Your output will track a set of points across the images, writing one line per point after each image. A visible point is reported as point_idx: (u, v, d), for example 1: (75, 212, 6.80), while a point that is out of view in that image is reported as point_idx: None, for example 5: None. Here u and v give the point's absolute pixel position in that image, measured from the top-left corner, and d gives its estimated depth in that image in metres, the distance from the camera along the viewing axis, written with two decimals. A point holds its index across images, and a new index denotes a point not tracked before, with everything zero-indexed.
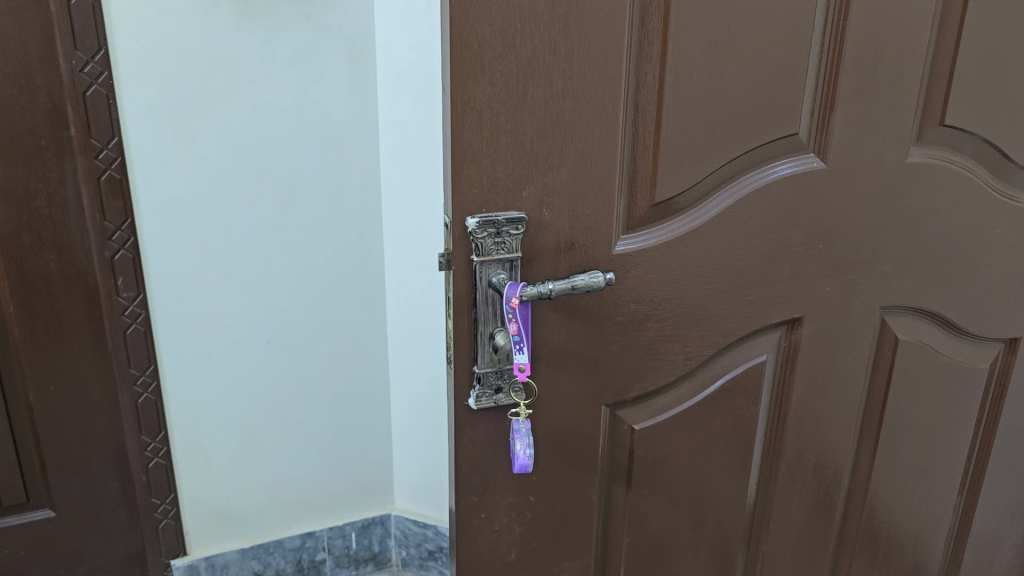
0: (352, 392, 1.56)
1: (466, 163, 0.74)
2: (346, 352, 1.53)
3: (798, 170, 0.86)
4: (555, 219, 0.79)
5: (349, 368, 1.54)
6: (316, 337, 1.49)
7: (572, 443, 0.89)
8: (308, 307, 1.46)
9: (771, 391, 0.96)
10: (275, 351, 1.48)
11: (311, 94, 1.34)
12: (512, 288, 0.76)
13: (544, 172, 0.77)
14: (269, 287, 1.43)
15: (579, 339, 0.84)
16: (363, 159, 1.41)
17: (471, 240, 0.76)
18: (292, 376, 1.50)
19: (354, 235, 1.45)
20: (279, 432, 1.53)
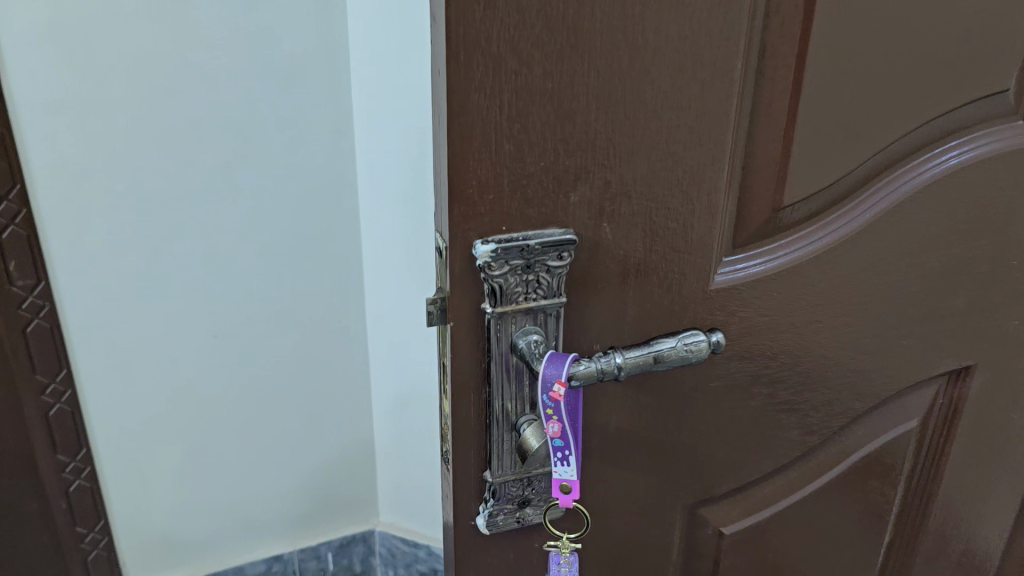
0: (328, 395, 1.24)
1: (476, 152, 0.42)
2: (317, 348, 1.19)
3: (995, 147, 0.54)
4: (622, 239, 0.47)
5: (323, 366, 1.21)
6: (281, 329, 1.16)
7: (632, 560, 0.59)
8: (268, 294, 1.12)
9: (916, 466, 0.66)
10: (227, 349, 1.14)
11: (262, 12, 0.96)
12: (554, 364, 0.44)
13: (607, 162, 0.45)
14: (216, 269, 1.08)
15: (652, 419, 0.53)
16: (336, 99, 1.04)
17: (483, 280, 0.45)
18: (249, 377, 1.18)
19: (326, 201, 1.09)
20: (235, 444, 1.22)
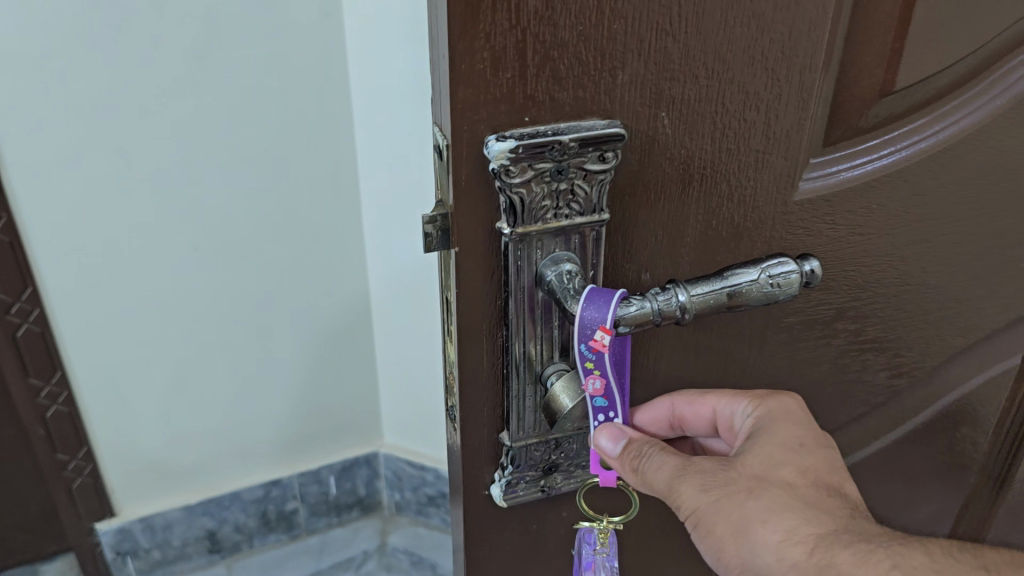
0: (327, 314, 1.05)
1: (490, 7, 0.30)
2: (317, 267, 0.99)
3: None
4: (686, 132, 0.35)
5: (325, 287, 1.02)
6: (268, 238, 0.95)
7: (677, 528, 0.49)
8: (250, 196, 0.91)
9: (1013, 411, 0.55)
10: (210, 267, 0.95)
11: None
12: (592, 307, 0.33)
13: (671, 24, 0.32)
14: (187, 164, 0.87)
15: (705, 362, 0.43)
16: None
17: (499, 191, 0.33)
18: (242, 299, 0.99)
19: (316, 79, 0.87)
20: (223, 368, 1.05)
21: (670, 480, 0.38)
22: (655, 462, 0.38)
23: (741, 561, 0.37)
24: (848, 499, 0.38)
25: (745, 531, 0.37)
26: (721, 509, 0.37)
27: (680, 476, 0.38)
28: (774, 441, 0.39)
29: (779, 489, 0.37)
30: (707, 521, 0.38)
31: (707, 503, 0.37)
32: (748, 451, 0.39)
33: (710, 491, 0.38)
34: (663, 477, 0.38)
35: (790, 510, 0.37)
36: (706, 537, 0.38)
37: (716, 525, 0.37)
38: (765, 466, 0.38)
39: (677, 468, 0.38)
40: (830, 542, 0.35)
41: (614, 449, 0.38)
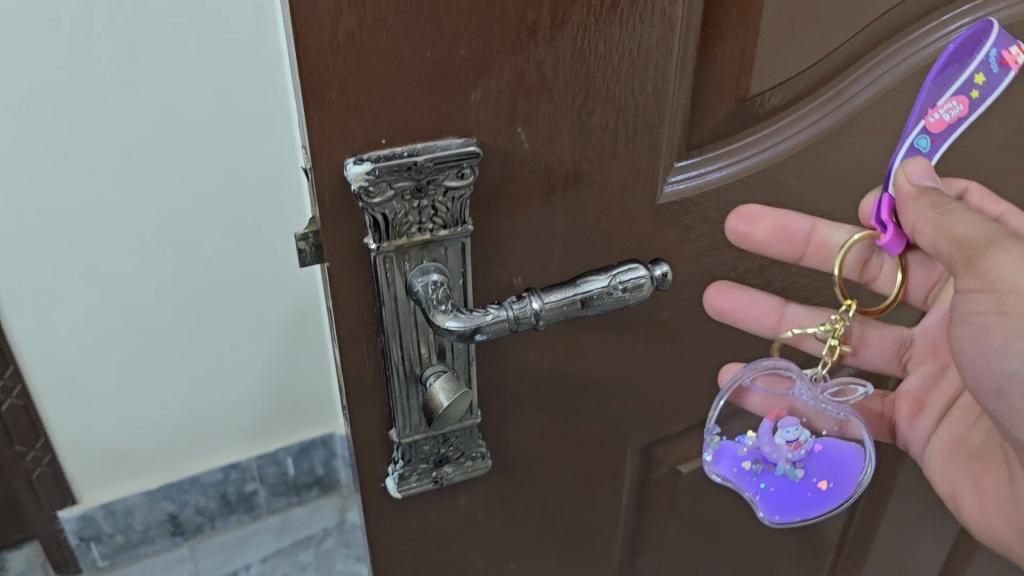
0: (273, 300, 1.06)
1: (334, 45, 0.31)
2: (257, 255, 1.01)
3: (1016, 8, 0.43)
4: (546, 146, 0.37)
5: (267, 274, 1.03)
6: (208, 227, 0.95)
7: (579, 506, 0.52)
8: (189, 190, 0.91)
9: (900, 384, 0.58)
10: (151, 258, 0.95)
11: None
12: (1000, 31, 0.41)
13: (518, 48, 0.34)
14: (120, 160, 0.87)
15: (591, 360, 0.45)
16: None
17: (363, 210, 0.35)
18: (187, 289, 1.00)
19: (248, 73, 0.86)
20: (174, 358, 1.06)
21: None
22: (963, 217, 0.42)
23: None
24: None
25: None
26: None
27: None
28: None
29: None
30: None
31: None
32: None
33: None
34: (975, 228, 0.42)
35: None
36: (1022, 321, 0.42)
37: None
38: None
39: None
40: None
41: (916, 182, 0.43)
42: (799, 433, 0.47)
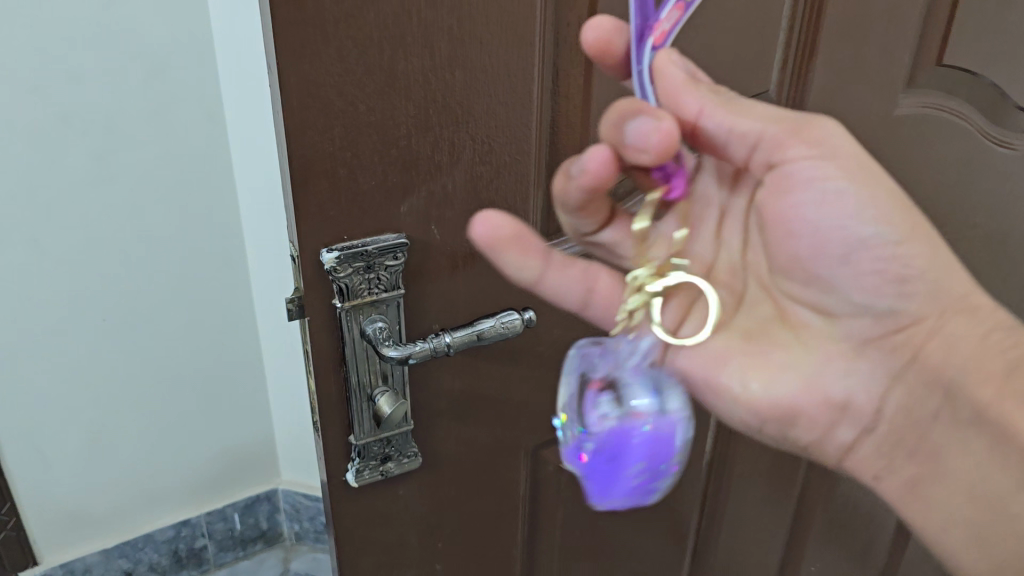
0: (225, 376, 1.17)
1: (315, 179, 0.50)
2: (214, 335, 1.12)
3: None
4: (450, 236, 0.56)
5: (222, 351, 1.14)
6: (166, 317, 1.07)
7: (488, 495, 0.70)
8: (151, 288, 1.03)
9: None
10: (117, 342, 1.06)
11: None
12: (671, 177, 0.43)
13: (430, 176, 0.53)
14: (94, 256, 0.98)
15: (490, 381, 0.63)
16: (205, 75, 0.92)
17: (332, 281, 0.53)
18: (149, 369, 1.10)
19: (205, 189, 0.99)
20: (130, 435, 1.15)
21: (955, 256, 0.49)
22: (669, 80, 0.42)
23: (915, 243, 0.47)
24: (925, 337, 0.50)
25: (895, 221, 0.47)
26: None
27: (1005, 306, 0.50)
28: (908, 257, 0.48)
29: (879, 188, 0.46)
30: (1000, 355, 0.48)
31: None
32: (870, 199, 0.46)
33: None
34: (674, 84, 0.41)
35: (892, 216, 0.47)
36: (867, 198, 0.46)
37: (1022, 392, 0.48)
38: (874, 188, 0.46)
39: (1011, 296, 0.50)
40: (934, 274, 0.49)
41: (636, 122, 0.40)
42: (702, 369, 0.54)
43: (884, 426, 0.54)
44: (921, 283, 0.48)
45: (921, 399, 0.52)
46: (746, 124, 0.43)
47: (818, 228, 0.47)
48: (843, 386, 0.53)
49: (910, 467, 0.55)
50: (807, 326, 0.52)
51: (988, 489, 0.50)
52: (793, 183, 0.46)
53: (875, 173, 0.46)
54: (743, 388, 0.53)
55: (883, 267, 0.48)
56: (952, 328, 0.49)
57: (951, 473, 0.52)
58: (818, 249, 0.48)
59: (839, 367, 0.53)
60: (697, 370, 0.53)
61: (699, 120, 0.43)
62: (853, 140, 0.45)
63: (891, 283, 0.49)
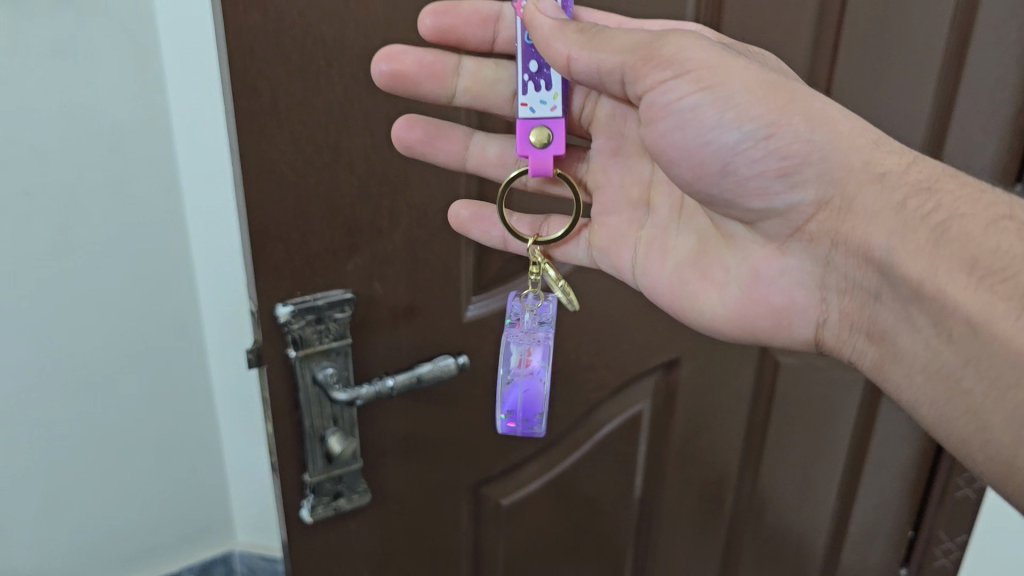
0: (186, 441, 1.13)
1: (270, 243, 0.57)
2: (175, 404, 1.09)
3: None
4: (392, 292, 0.63)
5: (183, 418, 1.11)
6: (124, 388, 1.04)
7: (433, 530, 0.76)
8: (107, 360, 1.01)
9: (650, 435, 0.86)
10: (78, 408, 1.02)
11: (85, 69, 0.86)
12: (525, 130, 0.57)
13: (372, 239, 0.61)
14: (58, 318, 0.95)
15: (431, 422, 0.70)
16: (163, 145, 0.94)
17: (286, 333, 0.60)
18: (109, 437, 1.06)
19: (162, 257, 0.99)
20: (87, 520, 1.10)
21: (841, 138, 0.54)
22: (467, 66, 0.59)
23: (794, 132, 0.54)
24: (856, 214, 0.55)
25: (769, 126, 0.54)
26: (991, 257, 0.49)
27: (916, 173, 0.54)
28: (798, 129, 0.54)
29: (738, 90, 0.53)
30: (922, 221, 0.52)
31: (952, 202, 0.52)
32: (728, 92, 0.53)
33: (971, 211, 0.51)
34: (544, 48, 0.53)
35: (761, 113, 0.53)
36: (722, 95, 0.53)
37: (951, 255, 0.50)
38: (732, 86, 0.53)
39: (918, 158, 0.55)
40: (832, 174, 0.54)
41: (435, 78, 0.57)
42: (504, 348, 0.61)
43: (832, 318, 0.60)
44: (810, 170, 0.55)
45: (857, 283, 0.57)
46: (610, 59, 0.53)
47: (692, 145, 0.55)
48: (786, 291, 0.61)
49: (868, 347, 0.58)
50: (734, 236, 0.63)
51: (939, 365, 0.52)
52: (660, 112, 0.55)
53: (731, 78, 0.53)
54: (700, 298, 0.65)
55: (762, 165, 0.55)
56: (862, 203, 0.54)
57: (914, 355, 0.54)
58: (708, 161, 0.56)
59: (775, 268, 0.61)
60: (665, 283, 0.66)
61: (569, 66, 0.54)
62: (704, 53, 0.52)
63: (790, 180, 0.55)
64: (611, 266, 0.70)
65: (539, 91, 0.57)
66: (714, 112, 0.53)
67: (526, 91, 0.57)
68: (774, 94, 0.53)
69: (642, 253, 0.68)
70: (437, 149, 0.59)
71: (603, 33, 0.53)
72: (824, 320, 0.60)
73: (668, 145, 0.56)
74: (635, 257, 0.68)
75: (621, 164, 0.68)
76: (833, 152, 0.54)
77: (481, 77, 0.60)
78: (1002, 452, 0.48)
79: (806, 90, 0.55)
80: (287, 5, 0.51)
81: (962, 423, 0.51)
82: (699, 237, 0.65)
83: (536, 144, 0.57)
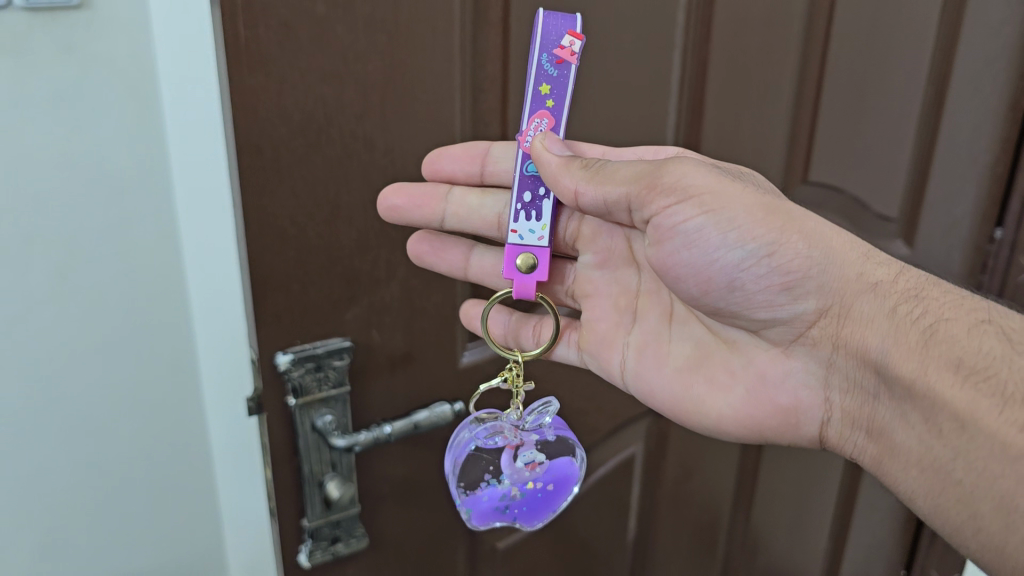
0: (185, 536, 1.00)
1: (272, 294, 0.59)
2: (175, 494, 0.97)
3: None
4: (389, 339, 0.65)
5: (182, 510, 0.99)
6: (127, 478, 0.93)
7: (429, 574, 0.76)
8: (107, 453, 0.91)
9: (643, 478, 0.87)
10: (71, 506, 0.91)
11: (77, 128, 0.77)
12: (511, 251, 0.61)
13: (370, 288, 0.63)
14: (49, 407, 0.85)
15: (426, 466, 0.72)
16: (165, 213, 0.85)
17: (285, 381, 0.61)
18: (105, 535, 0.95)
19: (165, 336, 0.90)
20: None
21: (838, 249, 0.57)
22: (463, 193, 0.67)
23: (795, 250, 0.56)
24: (860, 338, 0.57)
25: (775, 243, 0.56)
26: (974, 357, 0.52)
27: (904, 281, 0.57)
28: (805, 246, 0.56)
29: (742, 211, 0.55)
30: (913, 325, 0.55)
31: (939, 307, 0.55)
32: (732, 214, 0.55)
33: (954, 315, 0.54)
34: (556, 183, 0.57)
35: (761, 229, 0.56)
36: (726, 216, 0.55)
37: (940, 356, 0.53)
38: (733, 206, 0.55)
39: (903, 268, 0.58)
40: (825, 286, 0.57)
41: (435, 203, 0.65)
42: (533, 456, 0.62)
43: (836, 415, 0.61)
44: (814, 283, 0.57)
45: (858, 381, 0.59)
46: (617, 192, 0.56)
47: (696, 262, 0.58)
48: (791, 392, 0.63)
49: (868, 444, 0.59)
50: (737, 342, 0.65)
51: (932, 459, 0.54)
52: (668, 233, 0.57)
53: (734, 200, 0.55)
54: (706, 402, 0.65)
55: (767, 281, 0.57)
56: (859, 309, 0.57)
57: (910, 450, 0.56)
58: (714, 277, 0.58)
59: (779, 370, 0.63)
60: (665, 389, 0.67)
61: (578, 198, 0.57)
62: (708, 180, 0.55)
63: (791, 291, 0.58)
64: (603, 369, 0.71)
65: (529, 220, 0.61)
66: (719, 234, 0.56)
67: (518, 219, 0.61)
68: (775, 214, 0.56)
69: (636, 361, 0.69)
70: (446, 256, 0.65)
71: (612, 168, 0.56)
72: (827, 418, 0.62)
73: (674, 264, 0.59)
74: (628, 362, 0.69)
75: (608, 275, 0.70)
76: (833, 265, 0.57)
77: (467, 202, 0.67)
78: (995, 537, 0.50)
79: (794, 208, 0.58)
80: (289, 68, 0.54)
81: (956, 511, 0.53)
82: (697, 344, 0.67)
83: (522, 271, 0.60)
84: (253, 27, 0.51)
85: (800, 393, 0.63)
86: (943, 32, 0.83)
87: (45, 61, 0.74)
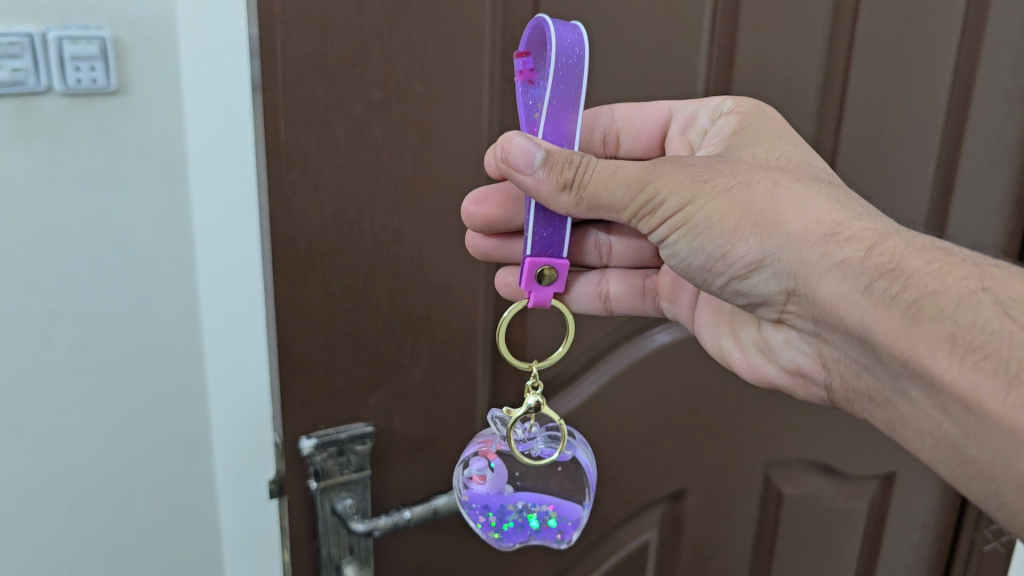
0: None
1: (297, 378, 0.60)
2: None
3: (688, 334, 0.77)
4: (410, 424, 0.66)
5: None
6: (138, 559, 0.93)
7: None
8: (118, 531, 0.90)
9: (656, 565, 0.87)
10: None
11: (106, 207, 0.80)
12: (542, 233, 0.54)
13: (392, 374, 0.64)
14: (60, 482, 0.85)
15: (442, 550, 0.72)
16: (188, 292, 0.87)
17: (308, 464, 0.62)
18: None
19: (184, 412, 0.90)
20: None
21: (795, 234, 0.48)
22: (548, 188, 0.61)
23: (754, 241, 0.49)
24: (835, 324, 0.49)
25: (733, 233, 0.49)
26: (971, 330, 0.41)
27: (878, 254, 0.46)
28: (760, 235, 0.49)
29: (698, 201, 0.49)
30: (892, 301, 0.44)
31: (920, 276, 0.44)
32: (687, 208, 0.49)
33: (943, 286, 0.43)
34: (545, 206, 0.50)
35: (719, 216, 0.49)
36: (683, 209, 0.49)
37: (930, 334, 0.42)
38: (686, 195, 0.49)
39: (883, 236, 0.47)
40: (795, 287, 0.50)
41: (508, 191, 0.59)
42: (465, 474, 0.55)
43: (835, 383, 0.54)
44: (771, 269, 0.50)
45: (848, 354, 0.50)
46: (606, 210, 0.50)
47: (675, 251, 0.52)
48: (792, 356, 0.57)
49: (876, 412, 0.50)
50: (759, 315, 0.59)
51: (944, 436, 0.44)
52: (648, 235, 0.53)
53: (682, 192, 0.49)
54: (732, 357, 0.63)
55: (736, 274, 0.51)
56: (825, 293, 0.47)
57: (917, 420, 0.46)
58: (694, 265, 0.53)
59: (779, 337, 0.58)
60: (710, 342, 0.65)
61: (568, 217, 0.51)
62: (665, 180, 0.48)
63: (759, 275, 0.50)
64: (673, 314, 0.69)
65: None
66: (686, 232, 0.50)
67: None
68: (732, 206, 0.49)
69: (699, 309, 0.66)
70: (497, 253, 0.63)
71: (596, 182, 0.48)
72: (828, 383, 0.55)
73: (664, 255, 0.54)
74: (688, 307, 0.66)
75: None
76: (791, 251, 0.48)
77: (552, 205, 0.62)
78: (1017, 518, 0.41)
79: (754, 180, 0.49)
80: (324, 163, 0.56)
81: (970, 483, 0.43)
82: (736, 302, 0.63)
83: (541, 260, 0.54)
84: (292, 125, 0.55)
85: (800, 363, 0.57)
86: (943, 143, 0.78)
87: (81, 144, 0.77)
